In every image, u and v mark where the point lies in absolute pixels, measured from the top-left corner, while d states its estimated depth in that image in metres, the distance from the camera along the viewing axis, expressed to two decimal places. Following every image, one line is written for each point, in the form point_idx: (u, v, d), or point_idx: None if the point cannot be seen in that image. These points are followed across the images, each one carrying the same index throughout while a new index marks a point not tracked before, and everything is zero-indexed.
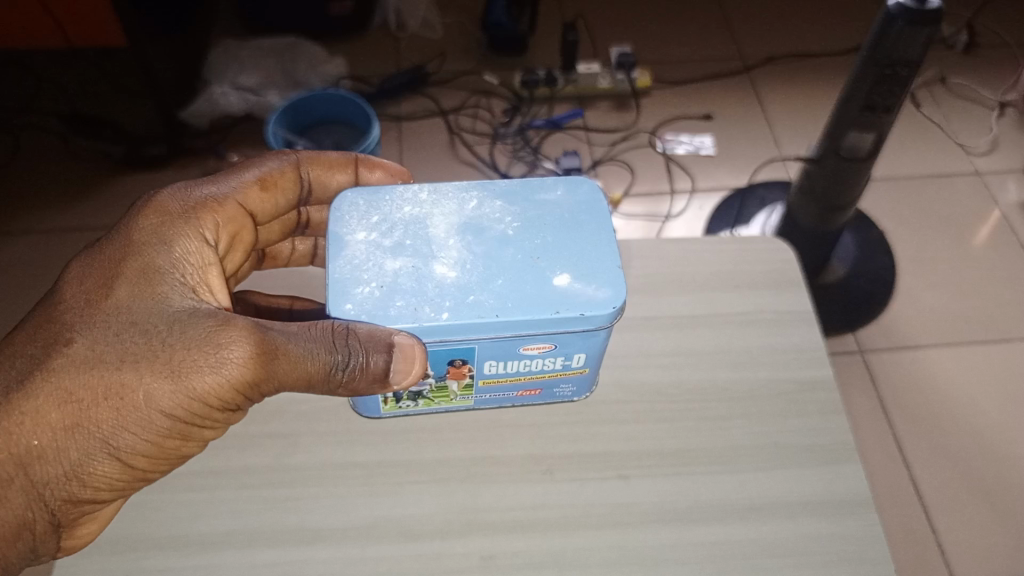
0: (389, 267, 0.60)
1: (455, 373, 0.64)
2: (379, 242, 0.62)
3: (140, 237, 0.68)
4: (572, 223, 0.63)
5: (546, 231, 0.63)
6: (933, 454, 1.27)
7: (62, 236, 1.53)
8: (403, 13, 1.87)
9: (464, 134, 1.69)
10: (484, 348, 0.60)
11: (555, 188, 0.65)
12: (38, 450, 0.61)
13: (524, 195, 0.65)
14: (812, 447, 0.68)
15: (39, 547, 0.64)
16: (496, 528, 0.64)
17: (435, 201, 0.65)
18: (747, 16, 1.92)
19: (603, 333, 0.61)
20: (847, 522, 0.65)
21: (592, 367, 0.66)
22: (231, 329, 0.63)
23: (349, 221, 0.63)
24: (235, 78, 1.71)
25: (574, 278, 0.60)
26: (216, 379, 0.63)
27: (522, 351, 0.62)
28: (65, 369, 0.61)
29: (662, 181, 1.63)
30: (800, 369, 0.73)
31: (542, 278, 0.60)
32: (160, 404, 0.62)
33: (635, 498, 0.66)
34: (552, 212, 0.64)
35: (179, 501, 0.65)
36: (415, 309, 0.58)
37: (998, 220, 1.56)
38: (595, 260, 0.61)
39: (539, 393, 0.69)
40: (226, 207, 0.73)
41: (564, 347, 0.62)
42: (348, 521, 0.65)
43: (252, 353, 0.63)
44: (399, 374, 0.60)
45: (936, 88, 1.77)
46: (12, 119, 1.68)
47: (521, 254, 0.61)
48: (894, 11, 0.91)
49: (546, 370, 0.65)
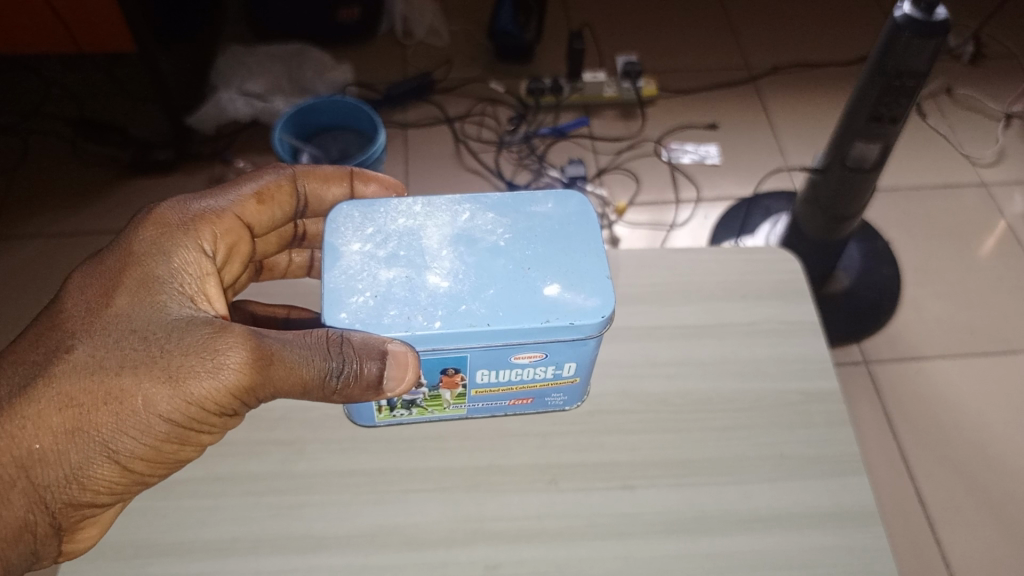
0: (382, 277, 0.60)
1: (448, 381, 0.64)
2: (374, 253, 0.62)
3: (139, 247, 0.68)
4: (561, 234, 0.63)
5: (537, 242, 0.63)
6: (938, 465, 1.26)
7: (65, 241, 1.53)
8: (410, 21, 1.88)
9: (469, 142, 1.69)
10: (476, 356, 0.60)
11: (546, 200, 0.65)
12: (39, 453, 0.61)
13: (516, 207, 0.65)
14: (820, 457, 0.68)
15: (41, 550, 0.64)
16: (501, 537, 0.64)
17: (429, 213, 0.65)
18: (752, 24, 1.93)
19: (592, 343, 0.61)
20: (854, 534, 0.64)
21: (584, 376, 0.66)
22: (228, 336, 0.64)
23: (344, 233, 0.63)
24: (243, 84, 1.72)
25: (564, 287, 0.60)
26: (213, 383, 0.63)
27: (513, 360, 0.62)
28: (66, 374, 0.61)
29: (667, 190, 1.63)
30: (808, 379, 0.73)
31: (532, 288, 0.60)
32: (158, 408, 0.62)
33: (641, 508, 0.66)
34: (543, 223, 0.64)
35: (183, 507, 0.65)
36: (408, 317, 0.58)
37: (1004, 231, 1.56)
38: (585, 270, 0.61)
39: (532, 402, 0.69)
40: (224, 219, 0.73)
41: (554, 356, 0.62)
42: (352, 528, 0.65)
43: (247, 359, 0.63)
44: (393, 380, 0.60)
45: (941, 98, 1.78)
46: (21, 123, 1.69)
47: (511, 264, 0.61)
48: (900, 21, 0.92)
49: (538, 378, 0.65)
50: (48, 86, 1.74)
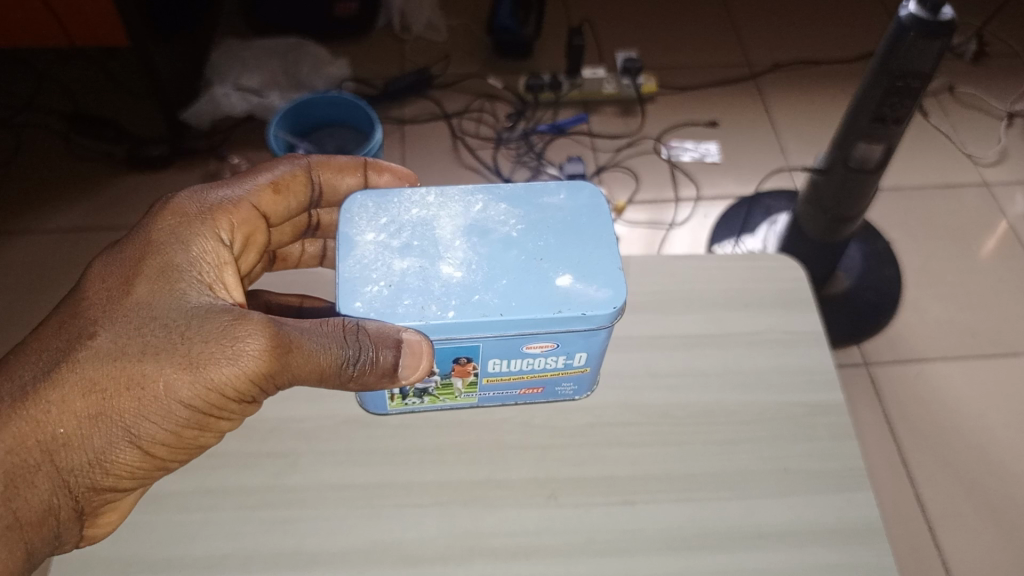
0: (396, 267, 0.59)
1: (460, 371, 0.63)
2: (388, 243, 0.60)
3: (158, 237, 0.67)
4: (573, 226, 0.62)
5: (549, 233, 0.61)
6: (938, 470, 1.25)
7: (62, 237, 1.51)
8: (408, 15, 1.86)
9: (467, 139, 1.68)
10: (488, 346, 0.59)
11: (558, 192, 0.64)
12: (63, 438, 0.60)
13: (528, 199, 0.64)
14: (825, 472, 0.67)
15: (63, 535, 0.63)
16: (498, 554, 0.63)
17: (442, 204, 0.63)
18: (753, 20, 1.91)
19: (604, 334, 0.60)
20: (859, 551, 0.63)
21: (593, 367, 0.65)
22: (247, 323, 0.62)
23: (357, 222, 0.61)
24: (238, 79, 1.70)
25: (576, 279, 0.58)
26: (233, 370, 0.61)
27: (525, 350, 0.60)
28: (89, 361, 0.60)
29: (666, 189, 1.61)
30: (813, 391, 0.71)
31: (544, 279, 0.58)
32: (180, 394, 0.61)
33: (641, 525, 0.64)
34: (554, 215, 0.62)
35: (173, 521, 0.64)
36: (421, 307, 0.57)
37: (1006, 232, 1.55)
38: (597, 262, 0.60)
39: (541, 392, 0.68)
40: (241, 209, 0.71)
41: (565, 346, 0.61)
42: (347, 544, 0.63)
43: (267, 345, 0.62)
44: (406, 369, 0.59)
45: (943, 97, 1.76)
46: (14, 117, 1.67)
47: (524, 255, 0.60)
48: (906, 21, 0.90)
49: (547, 368, 0.64)
50: (42, 80, 1.72)
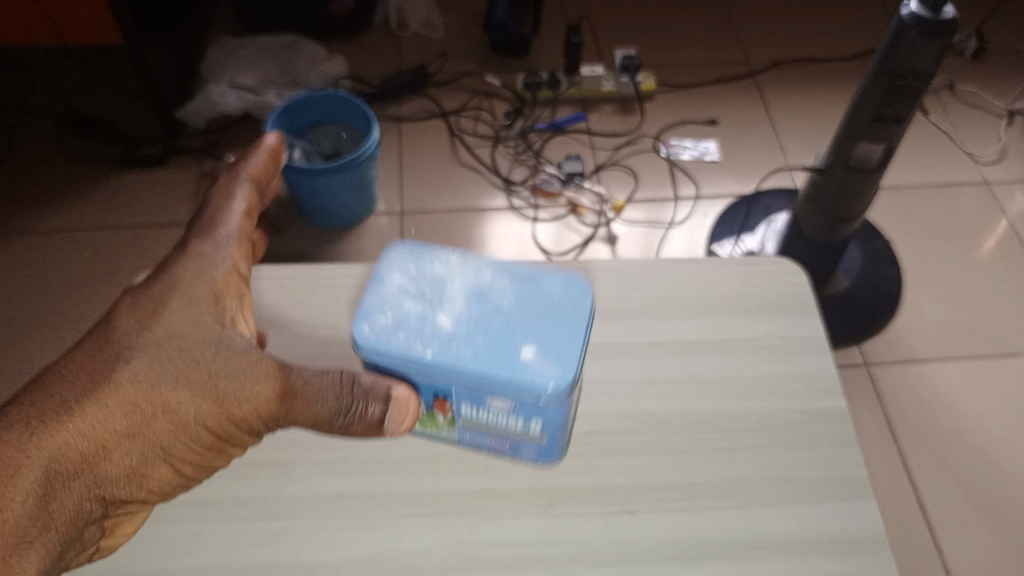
0: (405, 304, 0.57)
1: (439, 406, 0.60)
2: (412, 285, 0.58)
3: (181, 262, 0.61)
4: (550, 311, 0.56)
5: (532, 312, 0.57)
6: (938, 472, 1.25)
7: (56, 237, 1.49)
8: (404, 13, 1.84)
9: (465, 137, 1.67)
10: (455, 391, 0.57)
11: (559, 282, 0.58)
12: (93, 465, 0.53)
13: (532, 279, 0.58)
14: (827, 480, 0.66)
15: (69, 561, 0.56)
16: (496, 565, 0.62)
17: (474, 263, 0.60)
18: (752, 18, 1.90)
19: (557, 410, 0.56)
20: (863, 562, 0.62)
21: (555, 437, 0.61)
22: (264, 365, 0.59)
23: (393, 259, 0.60)
24: (234, 78, 1.68)
25: (538, 354, 0.55)
26: (253, 410, 0.58)
27: (489, 407, 0.57)
28: (121, 387, 0.54)
29: (665, 187, 1.60)
30: (814, 398, 0.71)
31: (510, 348, 0.55)
32: (204, 427, 0.57)
33: (641, 535, 0.63)
34: (545, 300, 0.57)
35: (164, 534, 0.63)
36: (404, 342, 0.55)
37: (1006, 230, 1.54)
38: (563, 344, 0.55)
39: (506, 449, 0.64)
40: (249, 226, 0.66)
41: (523, 413, 0.57)
42: (343, 556, 0.62)
43: (280, 390, 0.59)
44: (395, 423, 0.58)
45: (943, 94, 1.75)
46: (7, 117, 1.66)
47: (503, 323, 0.56)
48: (906, 20, 0.89)
49: (509, 431, 0.60)
50: (36, 80, 1.71)
